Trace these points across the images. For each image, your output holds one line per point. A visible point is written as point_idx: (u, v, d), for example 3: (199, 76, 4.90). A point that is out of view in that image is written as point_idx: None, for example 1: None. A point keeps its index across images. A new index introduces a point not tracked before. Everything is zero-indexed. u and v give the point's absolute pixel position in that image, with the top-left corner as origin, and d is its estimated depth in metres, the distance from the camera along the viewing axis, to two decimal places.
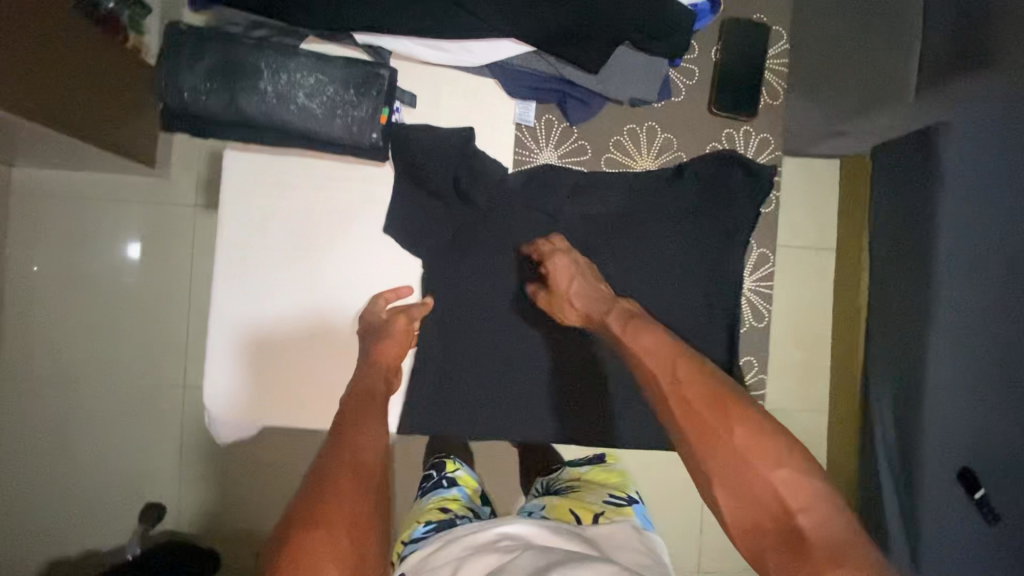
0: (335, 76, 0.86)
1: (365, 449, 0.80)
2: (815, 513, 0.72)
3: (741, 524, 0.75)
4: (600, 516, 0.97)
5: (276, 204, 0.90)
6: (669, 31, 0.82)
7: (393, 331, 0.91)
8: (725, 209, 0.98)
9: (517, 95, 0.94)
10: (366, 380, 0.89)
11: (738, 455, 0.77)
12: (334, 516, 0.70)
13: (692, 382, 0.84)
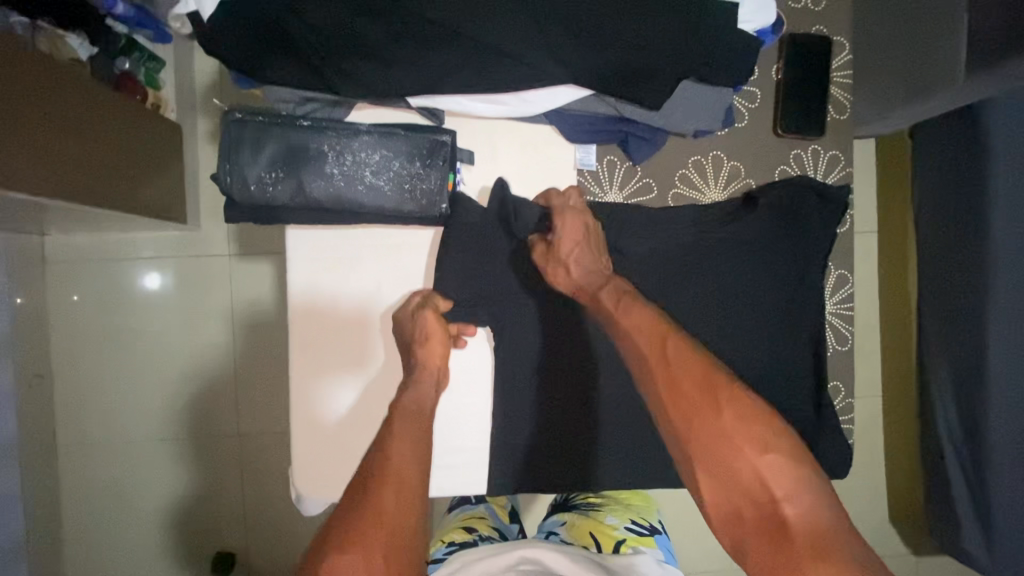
0: (401, 149, 0.72)
1: (409, 446, 0.68)
2: (802, 500, 0.60)
3: (721, 511, 0.63)
4: (621, 545, 1.00)
5: (345, 276, 0.81)
6: (734, 62, 0.77)
7: (433, 332, 0.77)
8: (817, 227, 0.85)
9: (576, 139, 0.84)
10: (416, 391, 0.75)
11: (725, 438, 0.63)
12: (374, 532, 0.59)
13: (680, 357, 0.68)
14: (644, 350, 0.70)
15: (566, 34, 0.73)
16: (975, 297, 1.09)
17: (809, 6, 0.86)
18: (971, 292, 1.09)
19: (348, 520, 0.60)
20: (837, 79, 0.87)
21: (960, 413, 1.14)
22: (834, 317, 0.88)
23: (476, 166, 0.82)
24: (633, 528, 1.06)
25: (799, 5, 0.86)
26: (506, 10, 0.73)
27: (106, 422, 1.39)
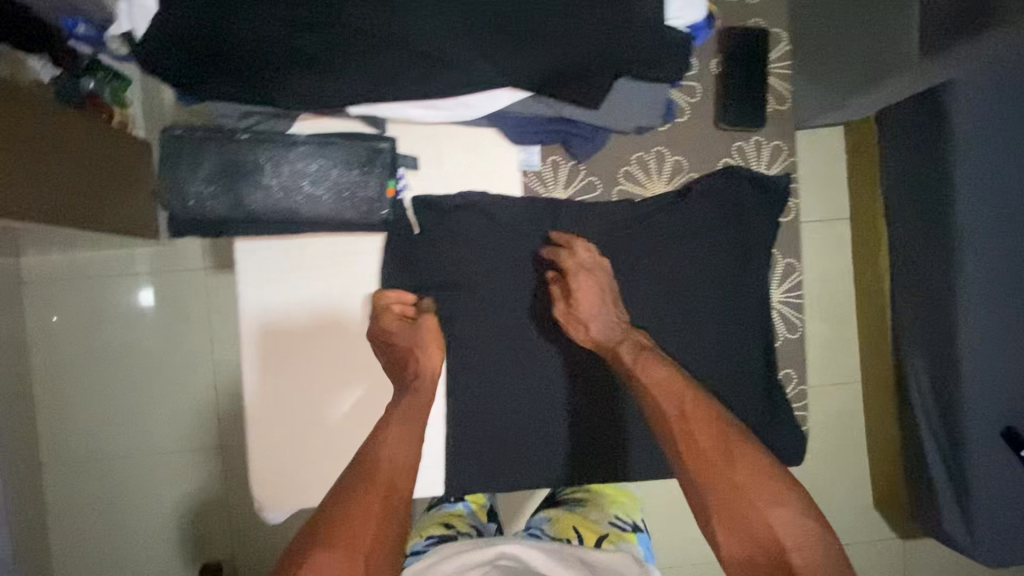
0: (338, 158, 0.72)
1: (395, 453, 0.71)
2: (811, 552, 0.64)
3: (735, 560, 0.66)
4: (603, 541, 1.01)
5: (295, 286, 0.82)
6: (664, 59, 0.77)
7: (427, 339, 0.77)
8: (755, 218, 0.87)
9: (519, 141, 0.84)
10: (413, 393, 0.76)
11: (741, 493, 0.67)
12: (359, 537, 0.64)
13: (699, 417, 0.71)
14: (664, 407, 0.73)
15: (500, 37, 0.74)
16: (945, 281, 1.10)
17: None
18: (943, 276, 1.10)
19: (331, 524, 0.65)
20: (776, 71, 0.88)
21: (937, 396, 1.15)
22: (780, 307, 0.89)
23: (420, 172, 0.83)
24: (616, 524, 1.06)
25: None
26: (439, 17, 0.73)
27: (91, 440, 1.40)
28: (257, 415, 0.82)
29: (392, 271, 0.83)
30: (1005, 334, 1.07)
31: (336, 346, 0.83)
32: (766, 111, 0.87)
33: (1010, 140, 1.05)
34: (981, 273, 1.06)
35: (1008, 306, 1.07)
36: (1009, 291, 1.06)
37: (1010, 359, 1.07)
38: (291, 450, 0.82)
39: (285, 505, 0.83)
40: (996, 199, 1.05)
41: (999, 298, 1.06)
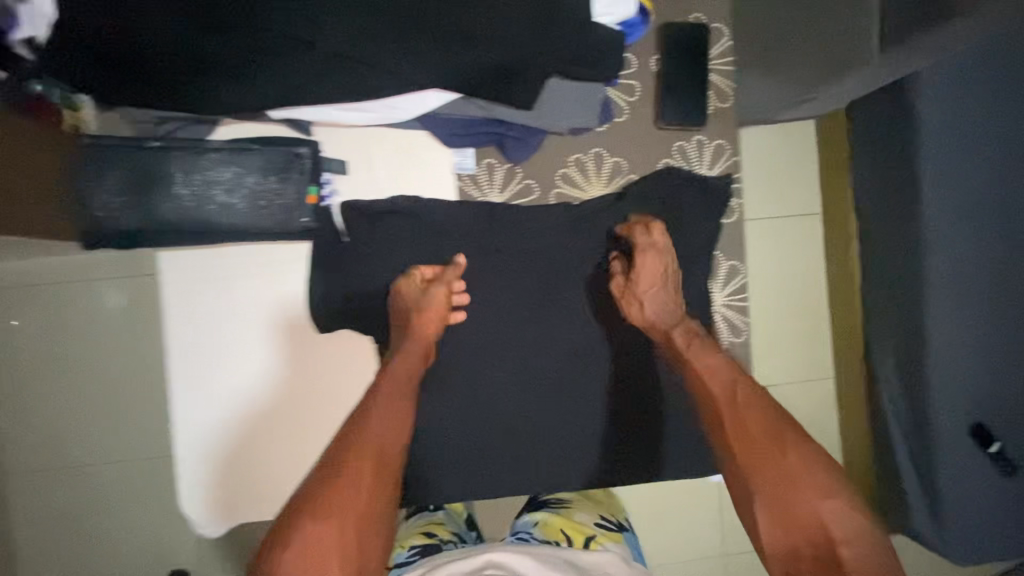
0: (254, 165, 0.70)
1: (392, 422, 0.68)
2: (862, 546, 0.58)
3: (776, 546, 0.61)
4: (591, 541, 0.91)
5: (222, 296, 0.80)
6: (599, 60, 0.75)
7: (433, 303, 0.76)
8: (692, 221, 0.85)
9: (452, 143, 0.83)
10: (399, 359, 0.74)
11: (786, 477, 0.63)
12: (349, 501, 0.59)
13: (749, 401, 0.70)
14: (716, 390, 0.72)
15: (422, 36, 0.71)
16: (913, 277, 1.07)
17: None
18: (911, 272, 1.08)
19: (322, 485, 0.59)
20: (717, 68, 0.86)
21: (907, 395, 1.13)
22: (724, 311, 0.87)
23: (349, 177, 0.80)
24: (603, 523, 0.98)
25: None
26: (359, 17, 0.70)
27: None
28: (184, 425, 0.80)
29: (321, 280, 0.80)
30: (971, 331, 1.04)
31: (266, 356, 0.81)
32: (707, 111, 0.86)
33: (974, 132, 1.02)
34: (948, 269, 1.04)
35: (973, 302, 1.04)
36: (974, 287, 1.04)
37: (976, 356, 1.05)
38: (219, 460, 0.81)
39: (214, 515, 0.82)
40: (959, 194, 1.03)
41: (965, 294, 1.04)
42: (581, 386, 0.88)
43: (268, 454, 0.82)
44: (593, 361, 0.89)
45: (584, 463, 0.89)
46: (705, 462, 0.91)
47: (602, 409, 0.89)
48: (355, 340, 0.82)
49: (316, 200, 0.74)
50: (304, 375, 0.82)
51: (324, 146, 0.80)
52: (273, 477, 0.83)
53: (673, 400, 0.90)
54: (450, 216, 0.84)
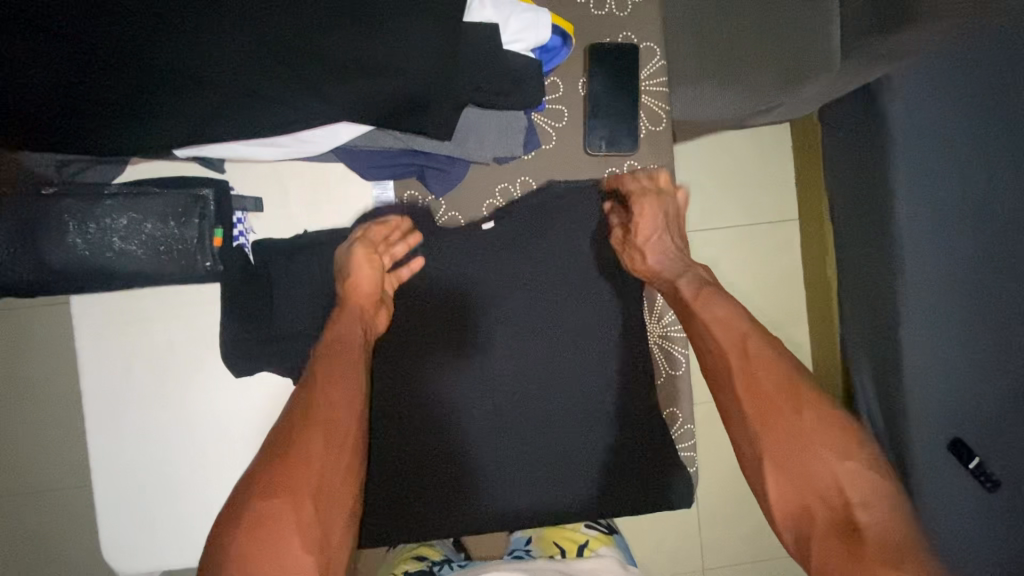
0: (152, 210, 0.69)
1: (334, 388, 0.66)
2: (881, 510, 0.57)
3: (783, 504, 0.62)
4: (584, 549, 0.90)
5: (135, 340, 0.78)
6: (513, 89, 0.72)
7: (357, 257, 0.75)
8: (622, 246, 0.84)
9: (371, 176, 0.79)
10: (343, 324, 0.73)
11: (799, 435, 0.63)
12: (301, 478, 0.58)
13: (760, 356, 0.70)
14: (725, 343, 0.72)
15: (328, 67, 0.67)
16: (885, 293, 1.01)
17: (613, 11, 0.81)
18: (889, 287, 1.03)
19: (276, 465, 0.58)
20: (650, 90, 0.83)
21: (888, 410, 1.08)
22: (660, 341, 0.88)
23: (265, 215, 0.78)
24: (593, 526, 0.97)
25: (603, 11, 0.81)
26: (259, 49, 0.66)
27: None
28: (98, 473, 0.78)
29: (235, 322, 0.76)
30: None
31: (180, 400, 0.79)
32: (639, 136, 0.84)
33: None
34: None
35: None
36: None
37: None
38: (133, 508, 0.79)
39: (130, 564, 0.79)
40: None
41: None
42: (520, 423, 0.84)
43: (185, 501, 0.79)
44: (533, 396, 0.84)
45: (528, 502, 0.84)
46: (659, 497, 0.86)
47: (541, 447, 0.84)
48: (273, 383, 0.80)
49: (223, 242, 0.73)
50: (225, 414, 0.79)
51: (238, 183, 0.77)
52: (189, 524, 0.80)
53: (621, 433, 0.85)
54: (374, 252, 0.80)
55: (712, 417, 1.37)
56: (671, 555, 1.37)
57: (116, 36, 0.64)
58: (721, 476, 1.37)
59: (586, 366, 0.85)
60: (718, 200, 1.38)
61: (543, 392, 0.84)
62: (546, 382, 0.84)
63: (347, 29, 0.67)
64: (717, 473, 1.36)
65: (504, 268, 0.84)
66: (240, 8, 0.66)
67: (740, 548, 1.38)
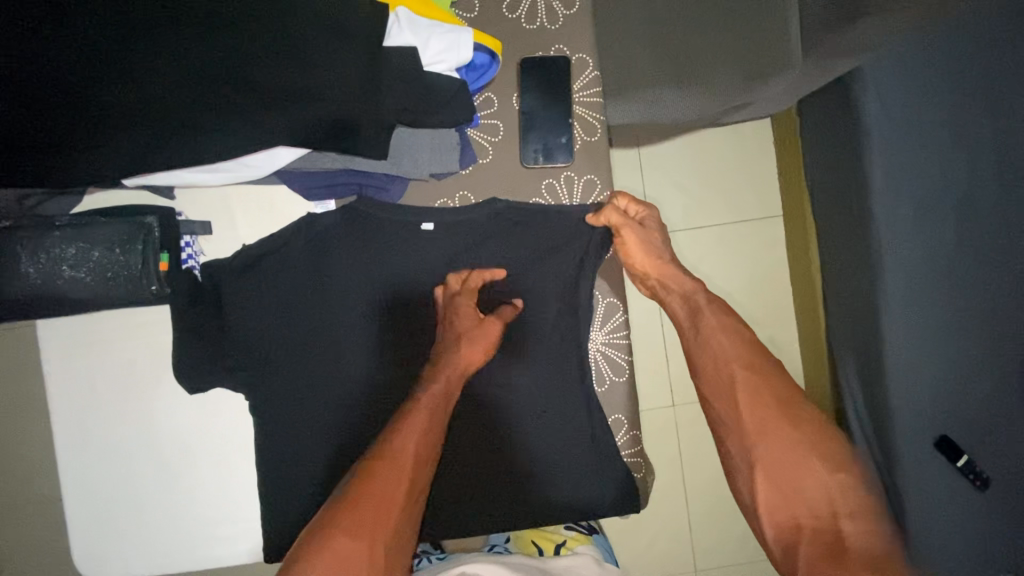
0: (99, 239, 0.73)
1: (416, 438, 0.71)
2: (864, 522, 0.63)
3: (775, 514, 0.67)
4: (561, 547, 0.92)
5: (95, 360, 0.82)
6: (441, 107, 0.75)
7: (490, 332, 0.81)
8: (563, 258, 0.87)
9: (312, 196, 0.82)
10: (463, 354, 0.79)
11: (796, 450, 0.68)
12: (383, 529, 0.63)
13: (763, 373, 0.76)
14: (731, 356, 0.77)
15: (253, 93, 0.69)
16: None
17: (545, 25, 0.88)
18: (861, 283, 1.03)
19: (354, 504, 0.63)
20: (583, 100, 0.89)
21: (870, 407, 1.06)
22: (603, 350, 0.88)
23: (213, 237, 0.82)
24: (574, 527, 0.97)
25: (535, 26, 0.88)
26: (187, 81, 0.68)
27: None
28: (67, 486, 0.83)
29: (187, 341, 0.80)
30: (914, 339, 0.98)
31: (137, 417, 0.82)
32: (575, 147, 0.88)
33: (897, 129, 0.98)
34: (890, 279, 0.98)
35: (913, 310, 0.98)
36: (911, 293, 0.98)
37: (922, 366, 0.98)
38: (100, 520, 0.83)
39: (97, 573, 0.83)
40: (891, 195, 0.99)
41: (902, 302, 0.98)
42: (473, 429, 0.87)
43: (148, 512, 0.83)
44: (485, 403, 0.87)
45: (480, 508, 0.87)
46: (612, 499, 0.88)
47: (490, 452, 0.87)
48: (224, 398, 0.84)
49: (169, 266, 0.77)
50: (183, 428, 0.83)
51: (186, 208, 0.82)
52: (153, 535, 0.83)
53: (571, 440, 0.87)
54: (324, 266, 0.84)
55: (693, 417, 1.37)
56: (661, 556, 1.37)
57: (59, 74, 0.67)
58: (708, 475, 1.36)
59: (536, 373, 0.87)
60: (693, 201, 1.38)
61: (494, 398, 0.87)
62: (499, 389, 0.87)
63: (270, 57, 0.69)
64: (701, 474, 1.36)
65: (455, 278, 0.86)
66: (173, 39, 0.68)
67: (729, 548, 1.37)
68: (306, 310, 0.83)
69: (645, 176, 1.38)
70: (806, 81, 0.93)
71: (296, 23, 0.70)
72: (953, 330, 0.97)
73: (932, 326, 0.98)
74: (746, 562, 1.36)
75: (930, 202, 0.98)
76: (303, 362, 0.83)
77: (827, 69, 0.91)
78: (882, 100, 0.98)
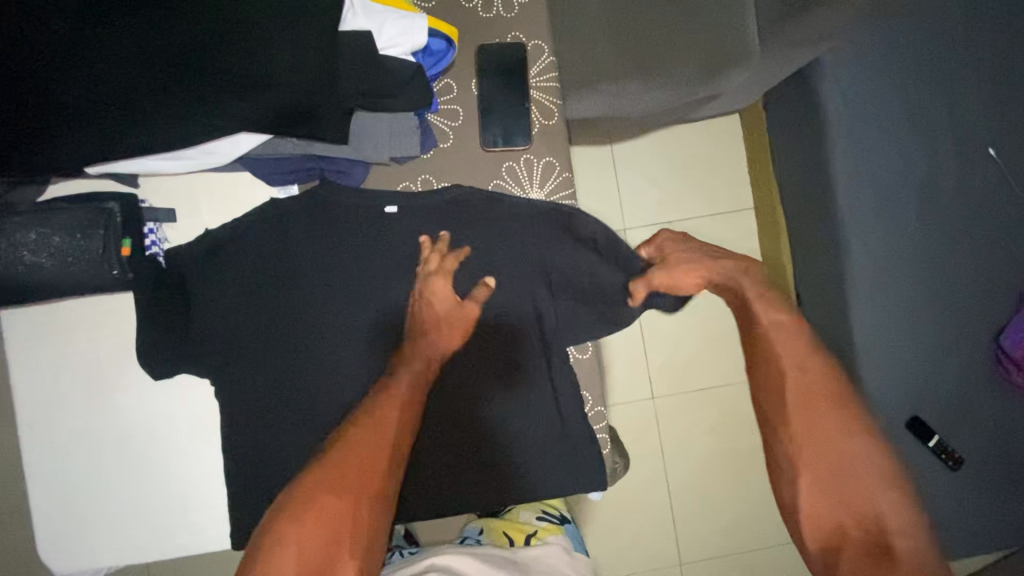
0: (59, 224, 0.74)
1: (399, 412, 0.74)
2: (914, 538, 0.59)
3: (818, 518, 0.64)
4: (532, 538, 0.98)
5: (60, 350, 0.82)
6: (398, 91, 0.77)
7: (461, 322, 0.84)
8: (527, 239, 0.86)
9: (275, 182, 0.84)
10: (444, 334, 0.83)
11: (843, 455, 0.65)
12: (370, 487, 0.65)
13: (817, 375, 0.71)
14: (785, 355, 0.73)
15: (212, 79, 0.71)
16: None
17: (501, 14, 0.91)
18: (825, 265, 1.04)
19: (335, 463, 0.66)
20: (540, 85, 0.90)
21: None
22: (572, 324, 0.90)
23: (177, 224, 0.83)
24: (545, 518, 1.03)
25: (491, 15, 0.91)
26: (147, 69, 0.70)
27: None
28: (33, 480, 0.82)
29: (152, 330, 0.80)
30: (879, 319, 1.00)
31: (103, 408, 0.82)
32: (533, 131, 0.90)
33: (851, 115, 1.01)
34: (853, 261, 1.01)
35: (876, 291, 1.00)
36: (873, 275, 1.00)
37: (888, 345, 1.00)
38: (67, 514, 0.82)
39: (66, 568, 0.82)
40: (850, 179, 1.01)
41: (866, 284, 1.00)
42: (442, 413, 0.87)
43: (117, 504, 0.83)
44: (455, 387, 0.88)
45: (450, 489, 0.88)
46: (584, 479, 0.88)
47: (459, 434, 0.88)
48: (189, 387, 0.84)
49: (131, 251, 0.78)
50: (150, 418, 0.83)
51: (149, 197, 0.83)
52: (122, 526, 0.83)
53: (537, 422, 0.87)
54: (291, 253, 0.85)
55: (669, 406, 1.38)
56: (646, 552, 1.36)
57: (18, 67, 0.69)
58: (689, 466, 1.37)
59: (502, 355, 0.87)
60: (664, 194, 1.40)
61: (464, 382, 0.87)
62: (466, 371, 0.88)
63: (226, 44, 0.71)
64: (679, 463, 1.37)
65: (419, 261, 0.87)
66: (133, 29, 0.70)
67: (713, 541, 1.37)
68: (273, 296, 0.84)
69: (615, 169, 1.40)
70: (768, 71, 0.95)
71: (254, 11, 0.72)
72: (915, 308, 1.00)
73: (894, 306, 1.00)
74: (731, 555, 1.37)
75: (888, 185, 1.01)
76: (271, 350, 0.84)
77: (785, 58, 0.94)
78: (836, 87, 1.02)
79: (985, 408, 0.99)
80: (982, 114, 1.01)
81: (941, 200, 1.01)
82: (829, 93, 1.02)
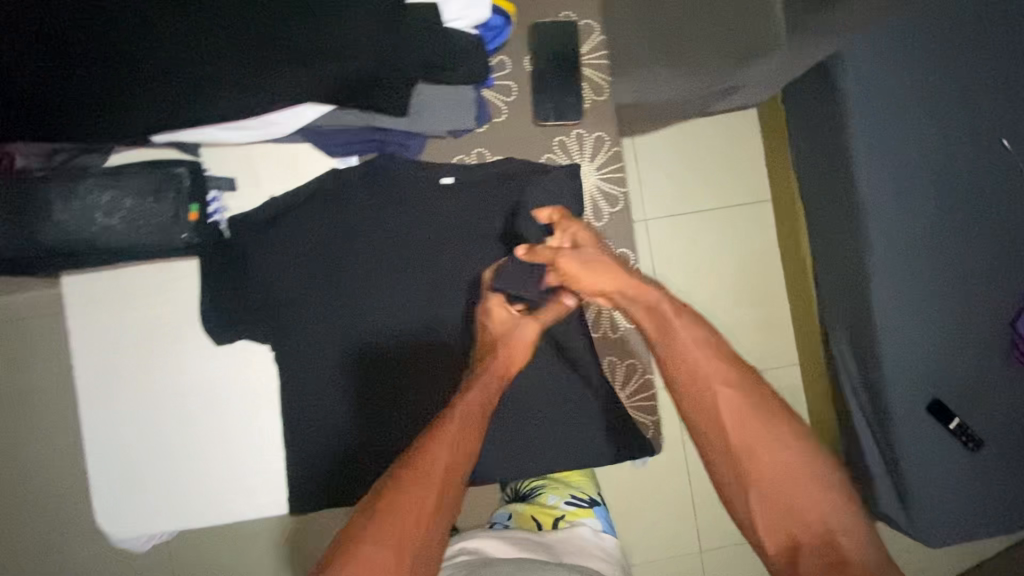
0: (131, 188, 0.78)
1: (453, 451, 0.67)
2: (859, 540, 0.60)
3: (767, 530, 0.63)
4: (560, 521, 0.99)
5: (121, 316, 0.83)
6: (459, 64, 0.79)
7: (526, 338, 0.79)
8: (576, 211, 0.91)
9: (336, 152, 0.86)
10: (513, 351, 0.79)
11: (789, 466, 0.64)
12: (413, 542, 0.60)
13: (745, 382, 0.68)
14: (712, 371, 0.68)
15: (285, 49, 0.73)
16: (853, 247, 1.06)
17: None
18: (850, 246, 1.07)
19: (379, 513, 0.62)
20: (591, 62, 0.94)
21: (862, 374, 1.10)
22: None
23: (237, 193, 0.85)
24: (572, 503, 1.04)
25: None
26: (224, 40, 0.73)
27: None
28: (93, 446, 0.83)
29: (213, 296, 0.83)
30: (904, 298, 1.03)
31: (162, 373, 0.83)
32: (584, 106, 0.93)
33: (882, 101, 1.05)
34: (879, 243, 1.04)
35: (901, 272, 1.04)
36: (898, 256, 1.04)
37: (913, 325, 1.03)
38: (125, 478, 0.83)
39: (123, 533, 0.84)
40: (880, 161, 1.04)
41: (892, 265, 1.04)
42: None
43: (174, 469, 0.84)
44: None
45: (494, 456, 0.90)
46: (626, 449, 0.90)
47: None
48: (248, 355, 0.85)
49: (198, 216, 0.81)
50: (210, 384, 0.84)
51: (210, 166, 0.85)
52: (179, 492, 0.84)
53: (579, 381, 0.93)
54: (345, 224, 0.86)
55: None
56: (665, 537, 1.38)
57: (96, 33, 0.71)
58: None
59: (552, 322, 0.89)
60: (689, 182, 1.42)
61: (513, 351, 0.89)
62: None
63: (300, 16, 0.74)
64: None
65: (470, 233, 0.89)
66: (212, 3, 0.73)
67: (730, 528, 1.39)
68: (328, 266, 0.86)
69: (640, 152, 1.43)
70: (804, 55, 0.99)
71: None
72: (939, 289, 1.03)
73: (920, 286, 1.03)
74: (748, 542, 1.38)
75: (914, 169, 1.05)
76: (325, 318, 0.85)
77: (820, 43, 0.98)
78: (868, 72, 1.05)
79: (1005, 391, 1.01)
80: (1003, 107, 1.05)
81: (963, 188, 1.04)
82: (862, 78, 1.04)
